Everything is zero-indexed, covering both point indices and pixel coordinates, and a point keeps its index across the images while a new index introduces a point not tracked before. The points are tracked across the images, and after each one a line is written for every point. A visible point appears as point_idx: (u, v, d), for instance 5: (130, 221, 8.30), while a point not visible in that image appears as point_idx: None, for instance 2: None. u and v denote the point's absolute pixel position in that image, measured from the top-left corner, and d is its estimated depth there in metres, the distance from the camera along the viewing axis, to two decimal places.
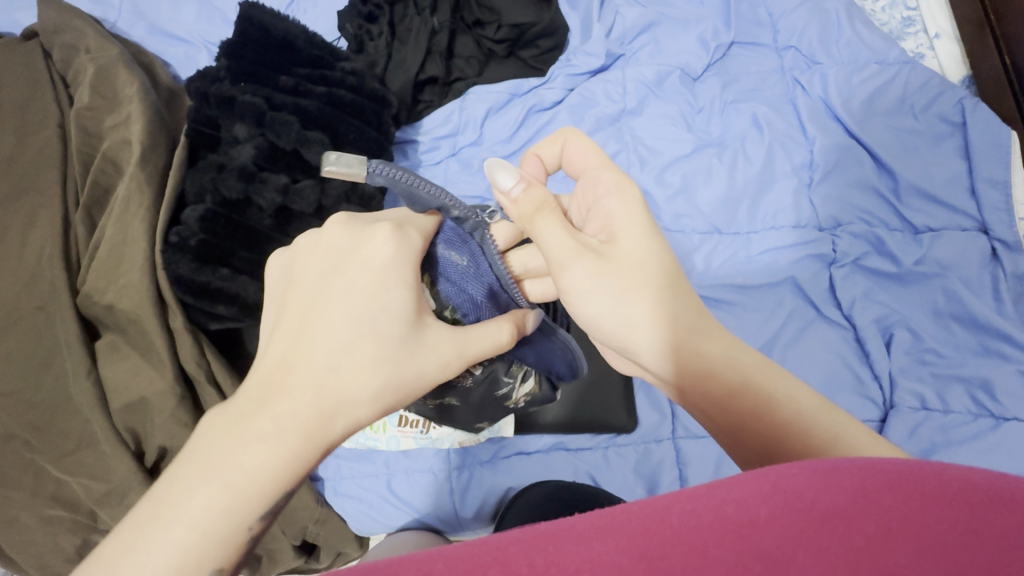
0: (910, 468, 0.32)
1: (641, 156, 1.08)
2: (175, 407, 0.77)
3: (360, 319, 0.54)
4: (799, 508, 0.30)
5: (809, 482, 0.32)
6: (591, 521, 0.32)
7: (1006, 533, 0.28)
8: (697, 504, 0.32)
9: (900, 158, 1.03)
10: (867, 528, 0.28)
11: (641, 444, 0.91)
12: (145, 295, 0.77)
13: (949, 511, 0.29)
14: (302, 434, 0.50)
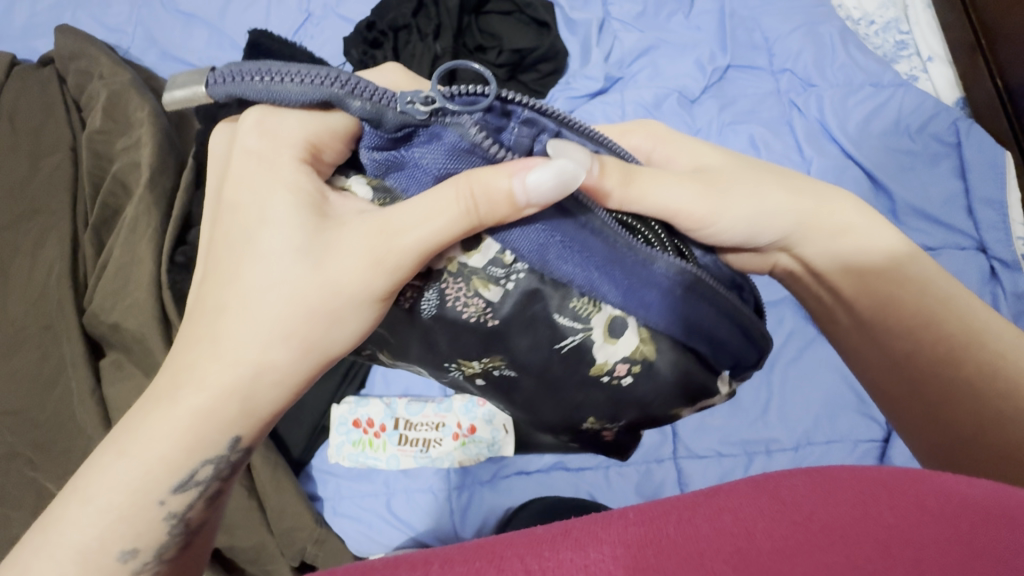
0: (911, 485, 0.32)
1: None
2: None
3: (262, 245, 0.47)
4: (796, 522, 0.30)
5: (808, 496, 0.32)
6: (588, 526, 0.33)
7: (1006, 553, 0.27)
8: (694, 511, 0.33)
9: (897, 178, 1.04)
10: (867, 546, 0.28)
11: (643, 463, 0.90)
12: (151, 314, 0.78)
13: (948, 529, 0.29)
14: (200, 391, 0.46)
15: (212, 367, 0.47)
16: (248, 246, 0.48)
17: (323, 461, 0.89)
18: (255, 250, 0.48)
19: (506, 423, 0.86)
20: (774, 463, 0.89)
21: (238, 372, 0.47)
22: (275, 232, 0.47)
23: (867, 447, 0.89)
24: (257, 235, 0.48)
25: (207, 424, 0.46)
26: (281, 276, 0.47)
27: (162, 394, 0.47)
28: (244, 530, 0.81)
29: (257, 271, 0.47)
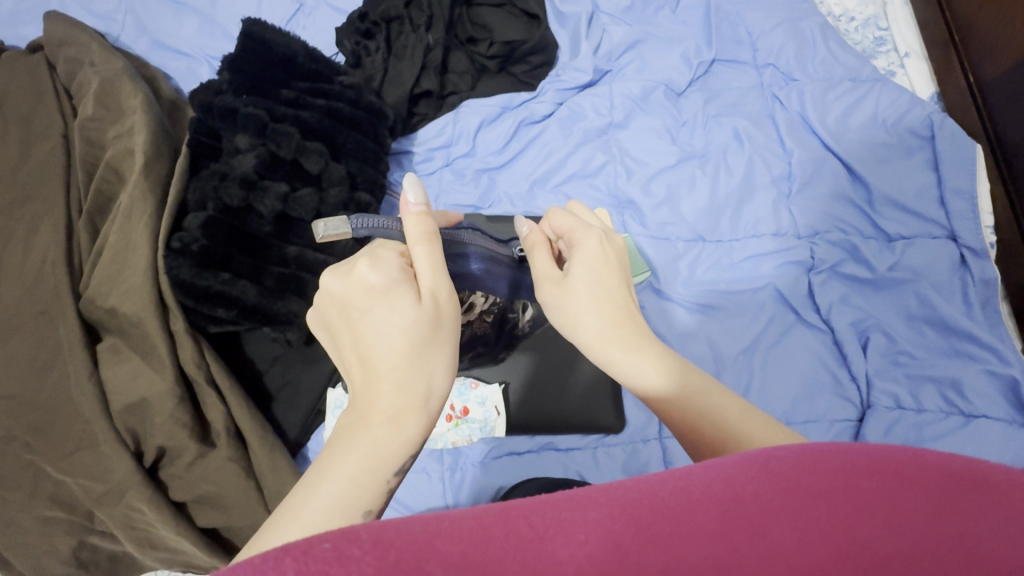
0: (889, 453, 0.33)
1: (627, 167, 1.12)
2: (175, 407, 0.78)
3: (394, 315, 0.52)
4: (785, 488, 0.30)
5: (797, 463, 0.32)
6: (587, 492, 0.32)
7: (975, 510, 0.29)
8: (687, 480, 0.32)
9: (873, 170, 1.08)
10: (848, 507, 0.29)
11: (629, 444, 0.94)
12: (147, 298, 0.79)
13: (924, 492, 0.30)
14: (371, 448, 0.49)
15: (379, 426, 0.50)
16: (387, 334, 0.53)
17: (318, 443, 0.91)
18: (384, 324, 0.52)
19: (498, 404, 0.90)
20: None
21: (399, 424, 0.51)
22: (407, 319, 0.52)
23: (842, 426, 0.93)
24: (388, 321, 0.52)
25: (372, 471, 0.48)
26: (418, 345, 0.52)
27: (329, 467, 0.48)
28: (242, 510, 0.82)
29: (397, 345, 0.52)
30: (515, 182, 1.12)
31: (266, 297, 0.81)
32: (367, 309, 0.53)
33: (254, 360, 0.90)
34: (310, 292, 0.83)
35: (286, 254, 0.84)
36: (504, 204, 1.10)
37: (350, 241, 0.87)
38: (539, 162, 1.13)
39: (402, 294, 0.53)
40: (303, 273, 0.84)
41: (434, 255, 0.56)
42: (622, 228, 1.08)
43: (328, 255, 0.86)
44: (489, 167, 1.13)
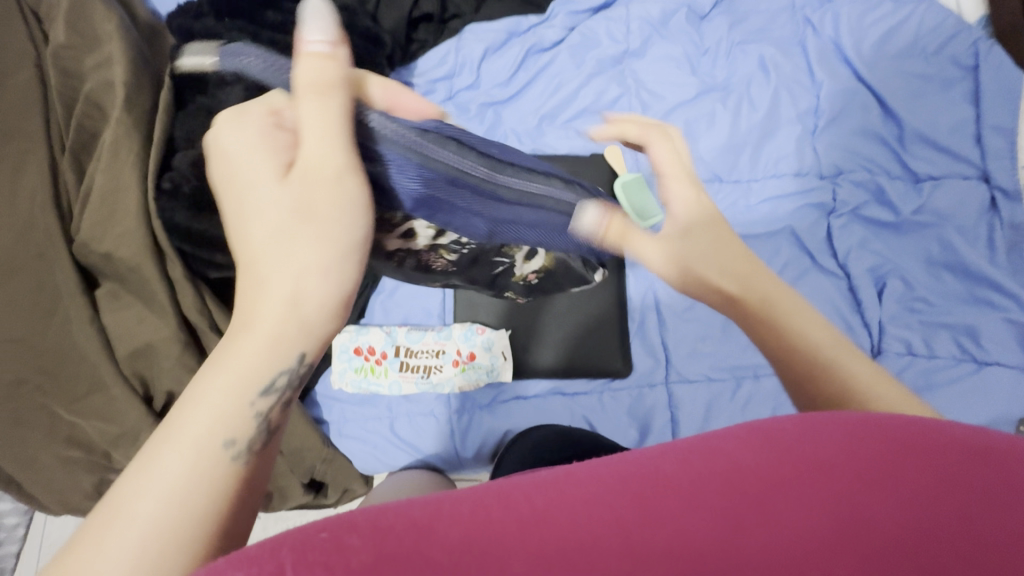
0: (900, 421, 0.30)
1: (643, 100, 1.05)
2: (180, 353, 0.77)
3: (269, 194, 0.45)
4: (788, 464, 0.27)
5: (801, 433, 0.29)
6: (586, 469, 0.29)
7: (988, 489, 0.26)
8: (696, 451, 0.29)
9: (907, 104, 1.01)
10: (856, 485, 0.26)
11: (636, 388, 0.94)
12: (141, 243, 0.77)
13: (938, 466, 0.27)
14: (221, 412, 0.40)
15: (253, 343, 0.43)
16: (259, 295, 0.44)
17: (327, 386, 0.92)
18: (257, 207, 0.46)
19: (505, 350, 0.90)
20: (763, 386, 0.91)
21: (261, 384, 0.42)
22: (282, 195, 0.45)
23: None
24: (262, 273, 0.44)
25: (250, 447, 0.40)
26: (297, 240, 0.45)
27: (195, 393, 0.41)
28: None
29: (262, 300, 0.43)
30: (522, 118, 1.05)
31: None
32: (240, 179, 0.47)
33: None
34: None
35: None
36: (511, 141, 1.04)
37: None
38: (549, 96, 1.06)
39: (270, 163, 0.46)
40: None
41: (327, 113, 0.44)
42: (636, 167, 1.03)
43: None
44: (495, 100, 1.05)
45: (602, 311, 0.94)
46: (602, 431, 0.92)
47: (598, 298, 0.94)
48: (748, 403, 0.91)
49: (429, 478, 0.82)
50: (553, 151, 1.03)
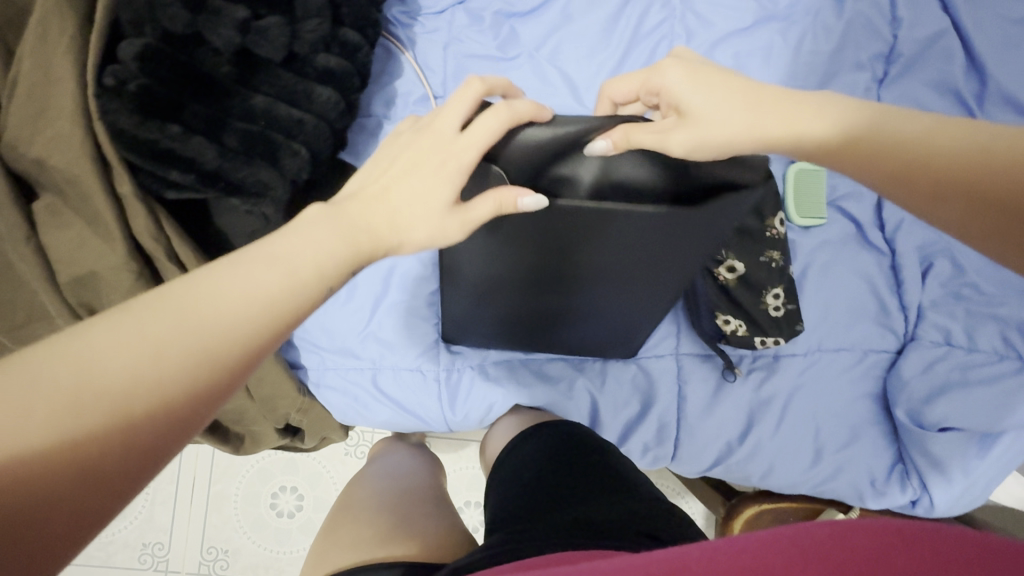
0: (928, 169, 0.43)
1: (688, 27, 0.88)
2: (133, 285, 0.67)
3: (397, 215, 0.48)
4: (950, 177, 0.41)
5: (933, 178, 0.42)
6: (940, 168, 0.42)
7: (968, 181, 0.41)
8: (879, 163, 0.45)
9: (998, 56, 0.87)
10: (936, 188, 0.42)
11: (641, 358, 0.86)
12: (81, 150, 0.62)
13: (947, 191, 0.42)
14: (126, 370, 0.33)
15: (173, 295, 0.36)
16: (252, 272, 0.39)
17: (304, 328, 0.83)
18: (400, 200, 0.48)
19: None
20: (780, 367, 0.85)
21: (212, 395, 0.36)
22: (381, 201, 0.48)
23: (877, 357, 0.85)
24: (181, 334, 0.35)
25: (166, 418, 0.34)
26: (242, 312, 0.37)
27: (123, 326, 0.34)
28: None
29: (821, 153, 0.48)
30: (544, 36, 0.88)
31: (232, 161, 0.66)
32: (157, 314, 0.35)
33: (226, 235, 0.75)
34: (284, 157, 0.68)
35: (252, 106, 0.67)
36: (525, 62, 0.87)
37: (332, 94, 0.69)
38: (580, 9, 0.88)
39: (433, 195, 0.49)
40: (273, 131, 0.67)
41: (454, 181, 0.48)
42: None
43: (305, 110, 0.69)
44: (514, 11, 0.88)
45: (628, 329, 0.77)
46: (604, 402, 0.85)
47: (625, 324, 0.74)
48: (761, 382, 0.85)
49: (420, 469, 0.77)
50: (577, 76, 0.87)
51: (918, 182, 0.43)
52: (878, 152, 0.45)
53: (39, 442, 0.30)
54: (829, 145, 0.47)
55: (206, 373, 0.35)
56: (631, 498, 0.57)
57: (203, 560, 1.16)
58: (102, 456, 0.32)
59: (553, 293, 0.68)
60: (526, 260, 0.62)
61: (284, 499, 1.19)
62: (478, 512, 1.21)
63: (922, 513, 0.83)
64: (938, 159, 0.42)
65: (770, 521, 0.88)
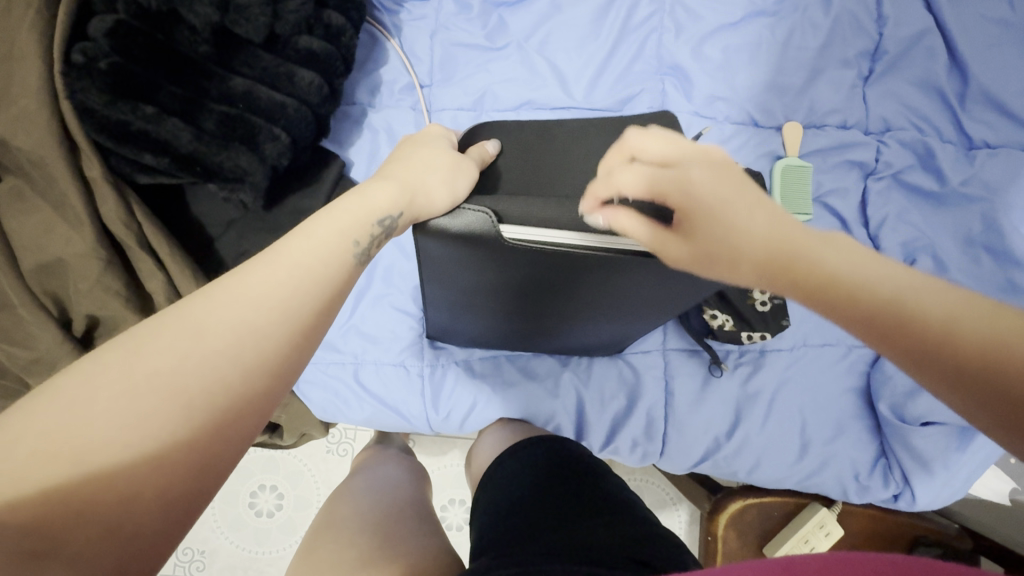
0: (993, 372, 0.33)
1: (678, 20, 0.87)
2: (102, 272, 0.64)
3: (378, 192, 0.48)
4: (951, 367, 0.34)
5: (958, 370, 0.34)
6: (914, 343, 0.36)
7: (1008, 396, 0.33)
8: (869, 321, 0.37)
9: (979, 56, 0.88)
10: (964, 391, 0.34)
11: (627, 355, 0.86)
12: (48, 131, 0.59)
13: (987, 396, 0.33)
14: (199, 350, 0.33)
15: (250, 276, 0.37)
16: (303, 242, 0.41)
17: None
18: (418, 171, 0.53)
19: None
20: (766, 362, 0.85)
21: (281, 370, 0.37)
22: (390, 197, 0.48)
23: (860, 353, 0.86)
24: (250, 311, 0.36)
25: (244, 396, 0.35)
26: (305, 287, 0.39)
27: (202, 307, 0.35)
28: None
29: (754, 278, 0.41)
30: (533, 25, 0.87)
31: (208, 144, 0.64)
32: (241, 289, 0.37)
33: (204, 222, 0.73)
34: (264, 140, 0.65)
35: (231, 88, 0.65)
36: (513, 52, 0.86)
37: (315, 77, 0.68)
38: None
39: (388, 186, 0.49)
40: (252, 114, 0.65)
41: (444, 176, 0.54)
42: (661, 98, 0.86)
43: (287, 93, 0.67)
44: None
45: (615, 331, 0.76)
46: (591, 398, 0.84)
47: (611, 335, 0.71)
48: (748, 377, 0.85)
49: (403, 478, 0.74)
50: (566, 67, 0.86)
51: (833, 306, 0.38)
52: (839, 295, 0.38)
53: (128, 423, 0.30)
54: (801, 257, 0.39)
55: (267, 353, 0.36)
56: (631, 519, 0.55)
57: (180, 561, 1.12)
58: (201, 436, 0.32)
59: (539, 312, 0.62)
60: (504, 279, 0.55)
61: (264, 498, 1.15)
62: (463, 510, 1.19)
63: (905, 507, 0.84)
64: (943, 337, 0.35)
65: (755, 515, 0.89)
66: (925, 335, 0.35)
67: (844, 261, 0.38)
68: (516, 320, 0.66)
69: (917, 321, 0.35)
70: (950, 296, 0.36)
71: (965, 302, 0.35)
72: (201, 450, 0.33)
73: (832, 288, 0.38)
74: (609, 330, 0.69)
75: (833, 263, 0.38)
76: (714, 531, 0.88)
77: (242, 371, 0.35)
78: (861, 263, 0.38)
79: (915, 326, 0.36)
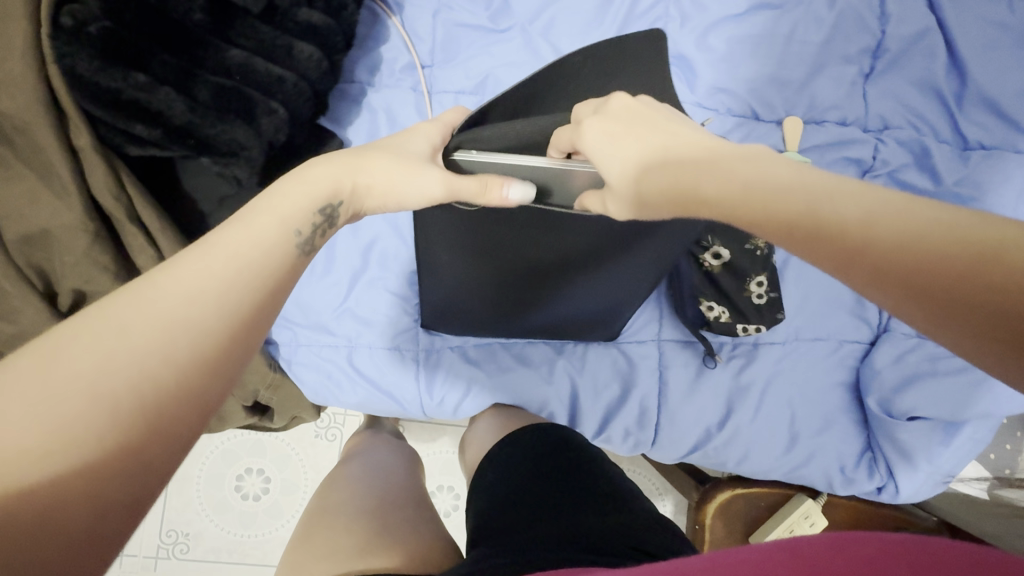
0: (909, 264, 0.31)
1: (683, 9, 0.87)
2: (88, 246, 0.62)
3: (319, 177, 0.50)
4: (878, 267, 0.32)
5: (881, 271, 0.32)
6: (838, 251, 0.34)
7: (946, 278, 0.30)
8: (800, 238, 0.36)
9: (978, 57, 0.89)
10: (904, 293, 0.32)
11: (622, 345, 0.86)
12: (34, 96, 0.57)
13: (928, 291, 0.30)
14: (123, 348, 0.33)
15: (175, 273, 0.37)
16: (235, 237, 0.41)
17: None
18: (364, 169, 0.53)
19: None
20: (759, 355, 0.86)
21: (218, 364, 0.36)
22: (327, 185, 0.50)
23: (850, 348, 0.87)
24: (179, 306, 0.35)
25: (178, 391, 0.34)
26: (236, 280, 0.39)
27: (131, 304, 0.34)
28: None
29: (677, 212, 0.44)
30: (538, 8, 0.85)
31: (203, 116, 0.62)
32: (165, 284, 0.36)
33: (195, 198, 0.71)
34: (260, 115, 0.64)
35: (227, 59, 0.63)
36: (517, 35, 0.84)
37: (315, 51, 0.66)
38: None
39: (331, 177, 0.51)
40: (248, 86, 0.64)
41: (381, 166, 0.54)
42: None
43: (285, 66, 0.65)
44: None
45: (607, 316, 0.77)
46: (585, 387, 0.85)
47: (593, 308, 0.76)
48: (740, 370, 0.86)
49: (397, 463, 0.73)
50: (571, 52, 0.85)
51: (759, 221, 0.38)
52: (752, 213, 0.38)
53: (46, 427, 0.29)
54: (713, 193, 0.41)
55: (200, 347, 0.35)
56: (625, 508, 0.54)
57: (163, 543, 1.11)
58: (131, 438, 0.32)
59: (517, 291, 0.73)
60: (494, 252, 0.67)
61: (249, 482, 1.14)
62: (451, 496, 1.20)
63: (887, 500, 0.85)
64: (874, 241, 0.32)
65: (742, 506, 0.90)
66: (845, 238, 0.33)
67: (755, 174, 0.39)
68: (503, 295, 0.73)
69: (839, 223, 0.34)
70: (873, 194, 0.34)
71: (875, 193, 0.34)
72: (137, 455, 0.32)
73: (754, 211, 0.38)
74: (592, 303, 0.75)
75: (753, 179, 0.39)
76: (701, 521, 0.89)
77: (172, 368, 0.34)
78: (767, 173, 0.39)
79: (833, 230, 0.34)
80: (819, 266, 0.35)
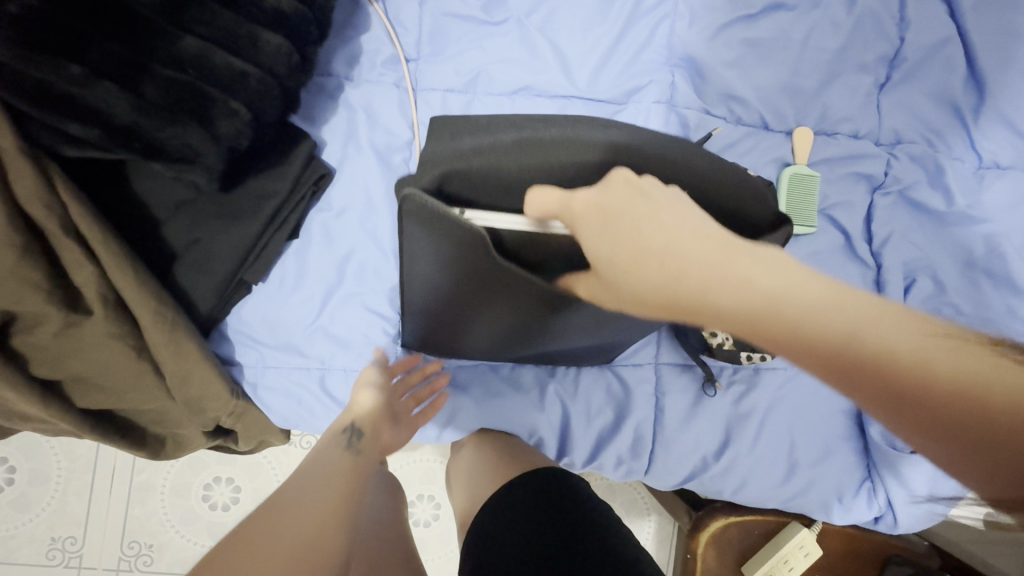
0: (927, 396, 0.31)
1: (693, 7, 0.80)
2: (16, 261, 0.52)
3: None
4: (893, 390, 0.32)
5: (893, 392, 0.32)
6: (856, 370, 0.33)
7: (950, 412, 0.31)
8: (817, 356, 0.34)
9: (997, 70, 0.84)
10: (913, 414, 0.32)
11: (616, 367, 0.81)
12: None
13: (938, 423, 0.31)
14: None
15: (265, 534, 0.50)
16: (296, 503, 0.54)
17: (240, 320, 0.72)
18: None
19: None
20: (760, 380, 0.82)
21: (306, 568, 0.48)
22: None
23: None
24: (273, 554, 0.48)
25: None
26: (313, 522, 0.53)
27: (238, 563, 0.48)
28: (136, 394, 0.64)
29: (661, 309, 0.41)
30: None
31: (150, 116, 0.53)
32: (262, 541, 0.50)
33: (146, 204, 0.63)
34: (219, 116, 0.56)
35: (180, 50, 0.55)
36: (512, 29, 0.77)
37: (283, 43, 0.59)
38: None
39: None
40: (206, 83, 0.55)
41: None
42: (670, 92, 0.79)
43: (249, 61, 0.57)
44: None
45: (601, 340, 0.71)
46: (576, 411, 0.79)
47: (585, 349, 0.70)
48: (740, 396, 0.81)
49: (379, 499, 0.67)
50: (571, 50, 0.77)
51: (766, 332, 0.36)
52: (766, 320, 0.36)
53: None
54: (711, 290, 0.38)
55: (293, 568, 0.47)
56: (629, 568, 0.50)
57: (124, 556, 1.03)
58: None
59: (508, 320, 0.60)
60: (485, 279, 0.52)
61: (218, 491, 1.06)
62: (431, 506, 1.14)
63: (884, 529, 0.83)
64: (894, 374, 0.32)
65: (736, 534, 0.86)
66: (857, 351, 0.33)
67: (776, 278, 0.36)
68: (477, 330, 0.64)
69: (850, 343, 0.33)
70: (897, 321, 0.34)
71: (892, 319, 0.34)
72: None
73: (761, 315, 0.36)
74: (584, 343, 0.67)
75: (770, 289, 0.36)
76: (694, 550, 0.84)
77: None
78: (791, 277, 0.37)
79: (849, 347, 0.33)
80: (842, 390, 0.34)
